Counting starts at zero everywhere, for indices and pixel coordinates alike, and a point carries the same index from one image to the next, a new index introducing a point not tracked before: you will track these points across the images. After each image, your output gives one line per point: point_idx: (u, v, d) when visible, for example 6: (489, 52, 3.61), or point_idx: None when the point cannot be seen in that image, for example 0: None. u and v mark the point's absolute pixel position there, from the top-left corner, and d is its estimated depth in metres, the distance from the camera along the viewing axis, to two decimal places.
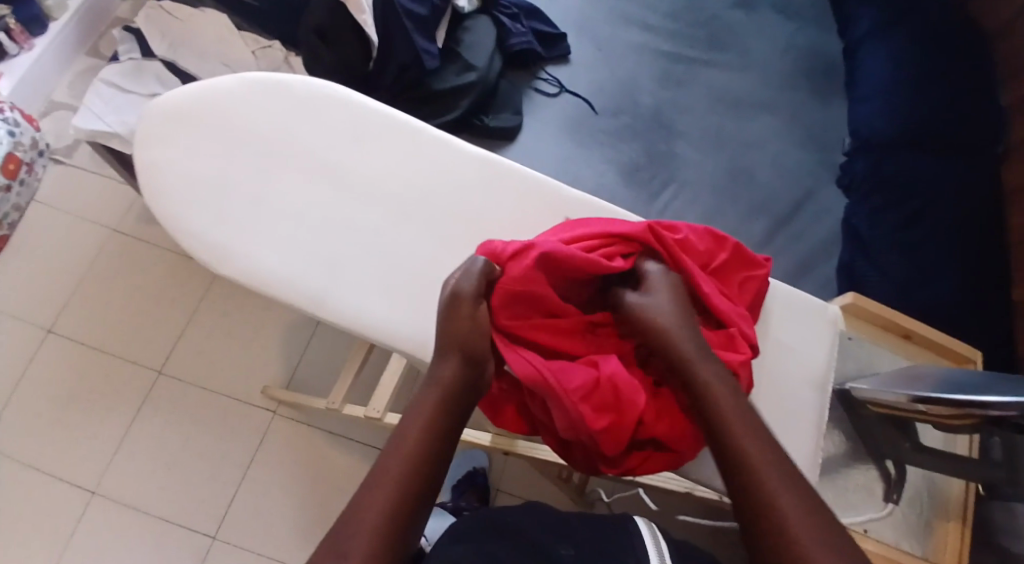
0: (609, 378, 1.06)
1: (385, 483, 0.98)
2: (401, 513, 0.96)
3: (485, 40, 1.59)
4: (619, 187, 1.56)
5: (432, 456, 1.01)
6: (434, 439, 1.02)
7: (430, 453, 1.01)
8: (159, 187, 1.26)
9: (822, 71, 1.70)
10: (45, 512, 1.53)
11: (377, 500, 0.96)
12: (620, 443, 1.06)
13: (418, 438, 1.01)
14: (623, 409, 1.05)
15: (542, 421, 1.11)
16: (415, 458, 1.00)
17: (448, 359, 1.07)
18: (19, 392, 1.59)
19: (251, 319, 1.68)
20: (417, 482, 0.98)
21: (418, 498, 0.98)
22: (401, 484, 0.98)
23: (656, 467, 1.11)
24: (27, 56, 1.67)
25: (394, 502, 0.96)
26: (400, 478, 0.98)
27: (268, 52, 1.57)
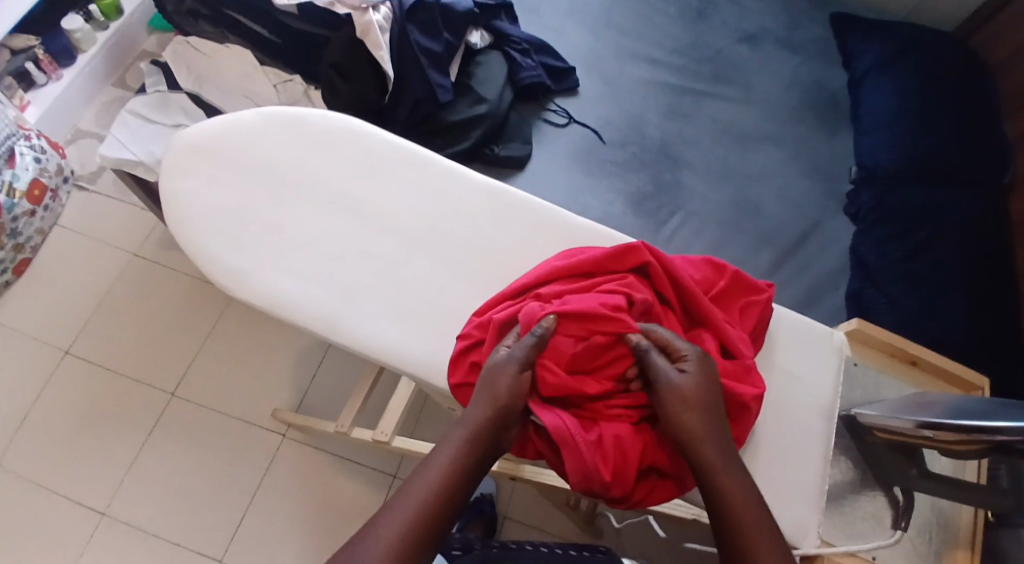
0: (615, 437, 1.11)
1: (390, 527, 1.01)
2: (401, 556, 1.00)
3: (496, 74, 1.63)
4: (626, 216, 1.58)
5: (442, 505, 1.03)
6: (449, 489, 1.04)
7: (441, 501, 1.03)
8: (180, 214, 1.30)
9: (827, 103, 1.73)
10: (56, 532, 1.55)
11: (380, 541, 1.00)
12: (626, 488, 1.12)
13: (431, 484, 1.04)
14: (630, 463, 1.11)
15: (552, 460, 1.14)
16: (424, 506, 1.03)
17: (480, 405, 1.10)
18: (34, 413, 1.62)
19: (263, 344, 1.70)
20: (422, 529, 1.02)
21: (420, 546, 1.01)
22: (405, 529, 1.01)
23: (659, 498, 1.15)
24: (55, 85, 1.73)
25: (410, 531, 1.01)
26: (404, 522, 1.01)
27: (290, 86, 1.62)
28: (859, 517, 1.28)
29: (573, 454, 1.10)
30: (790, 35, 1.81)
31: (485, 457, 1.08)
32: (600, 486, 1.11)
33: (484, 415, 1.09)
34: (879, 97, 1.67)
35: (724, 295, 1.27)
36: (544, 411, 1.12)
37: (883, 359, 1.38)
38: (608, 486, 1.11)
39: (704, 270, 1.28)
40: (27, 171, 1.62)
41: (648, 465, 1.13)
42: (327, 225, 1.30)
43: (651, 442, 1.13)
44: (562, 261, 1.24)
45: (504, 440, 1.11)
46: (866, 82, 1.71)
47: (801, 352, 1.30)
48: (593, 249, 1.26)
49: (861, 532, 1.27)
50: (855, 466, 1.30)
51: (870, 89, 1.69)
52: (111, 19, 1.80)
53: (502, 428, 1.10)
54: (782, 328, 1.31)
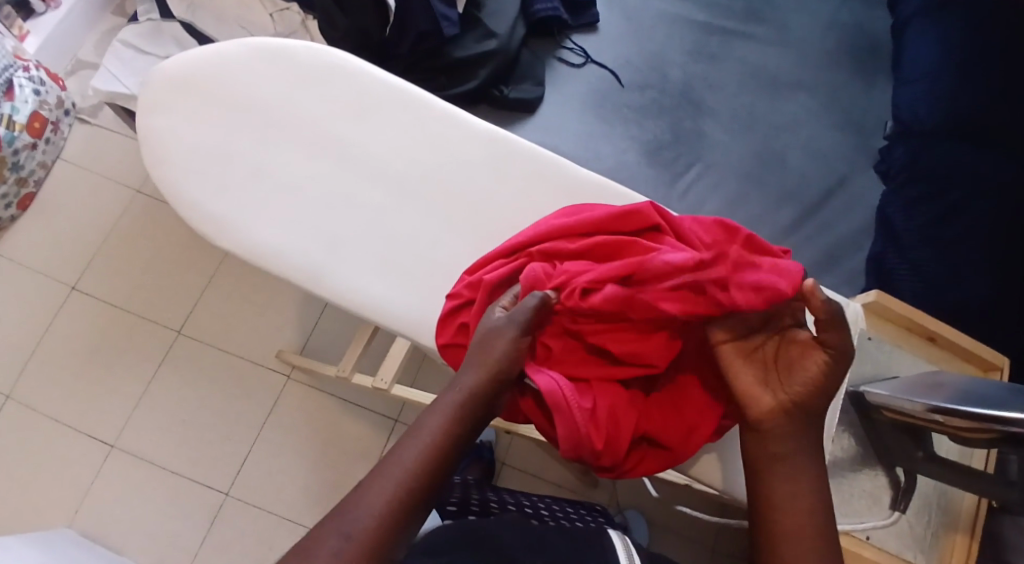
0: (610, 407, 1.06)
1: (379, 491, 0.96)
2: (384, 529, 0.94)
3: (509, 6, 1.53)
4: (640, 167, 1.51)
5: (433, 471, 0.98)
6: (439, 454, 0.99)
7: (431, 467, 0.99)
8: (161, 155, 1.25)
9: (867, 49, 1.60)
10: (67, 463, 1.59)
11: (368, 507, 0.95)
12: (617, 457, 1.06)
13: (421, 449, 0.99)
14: (624, 431, 1.06)
15: (544, 423, 1.09)
16: (414, 473, 0.98)
17: (470, 370, 1.05)
18: (43, 346, 1.64)
19: (267, 285, 1.69)
20: (411, 495, 0.97)
21: (410, 513, 0.96)
22: (394, 495, 0.96)
23: (650, 469, 1.11)
24: (54, 13, 1.68)
25: (392, 506, 0.95)
26: (393, 488, 0.96)
27: (286, 15, 1.53)
28: (856, 494, 1.23)
29: (564, 420, 1.04)
30: None
31: (477, 424, 1.03)
32: (590, 455, 1.05)
33: (475, 382, 1.04)
34: (925, 43, 1.53)
35: None
36: (537, 371, 1.06)
37: (898, 333, 1.31)
38: (598, 456, 1.05)
39: (715, 233, 1.20)
40: (26, 103, 1.59)
41: (639, 432, 1.08)
42: (311, 173, 1.25)
43: (646, 410, 1.08)
44: (563, 220, 1.18)
45: (491, 409, 1.05)
46: (911, 28, 1.57)
47: None
48: (595, 207, 1.20)
49: (858, 510, 1.22)
50: (858, 443, 1.26)
51: (916, 32, 1.56)
52: None
53: (495, 394, 1.04)
54: None
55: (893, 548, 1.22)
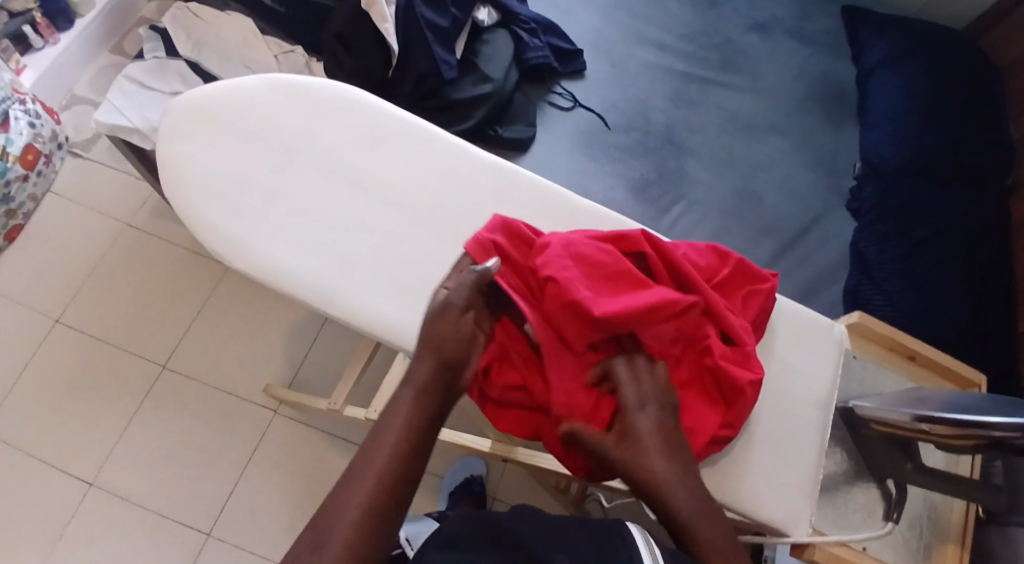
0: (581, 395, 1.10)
1: (361, 487, 0.96)
2: (374, 519, 0.95)
3: (503, 53, 1.61)
4: (628, 202, 1.58)
5: (406, 456, 0.99)
6: (410, 443, 1.00)
7: (405, 456, 0.99)
8: (179, 180, 1.27)
9: (834, 97, 1.73)
10: (42, 501, 1.53)
11: (352, 504, 0.95)
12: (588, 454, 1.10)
13: (394, 441, 1.00)
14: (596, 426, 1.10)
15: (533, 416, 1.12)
16: (388, 462, 0.98)
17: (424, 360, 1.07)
18: (22, 382, 1.60)
19: (256, 318, 1.69)
20: (391, 484, 0.97)
21: (393, 502, 0.97)
22: (374, 485, 0.96)
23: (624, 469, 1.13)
24: (52, 48, 1.71)
25: (375, 494, 0.96)
26: (371, 481, 0.97)
27: (290, 56, 1.58)
28: (851, 508, 1.26)
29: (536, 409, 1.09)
30: (798, 25, 1.80)
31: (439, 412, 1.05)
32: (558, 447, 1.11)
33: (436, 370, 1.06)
34: (889, 91, 1.67)
35: (726, 285, 1.22)
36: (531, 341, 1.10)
37: (882, 353, 1.39)
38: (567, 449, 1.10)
39: (708, 257, 1.22)
40: (21, 135, 1.59)
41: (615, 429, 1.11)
42: (327, 197, 1.27)
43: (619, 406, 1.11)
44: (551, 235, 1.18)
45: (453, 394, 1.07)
46: (874, 76, 1.71)
47: (802, 344, 1.26)
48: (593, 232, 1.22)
49: (854, 523, 1.25)
50: (849, 457, 1.29)
51: (877, 83, 1.69)
52: None
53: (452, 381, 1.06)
54: (783, 319, 1.27)
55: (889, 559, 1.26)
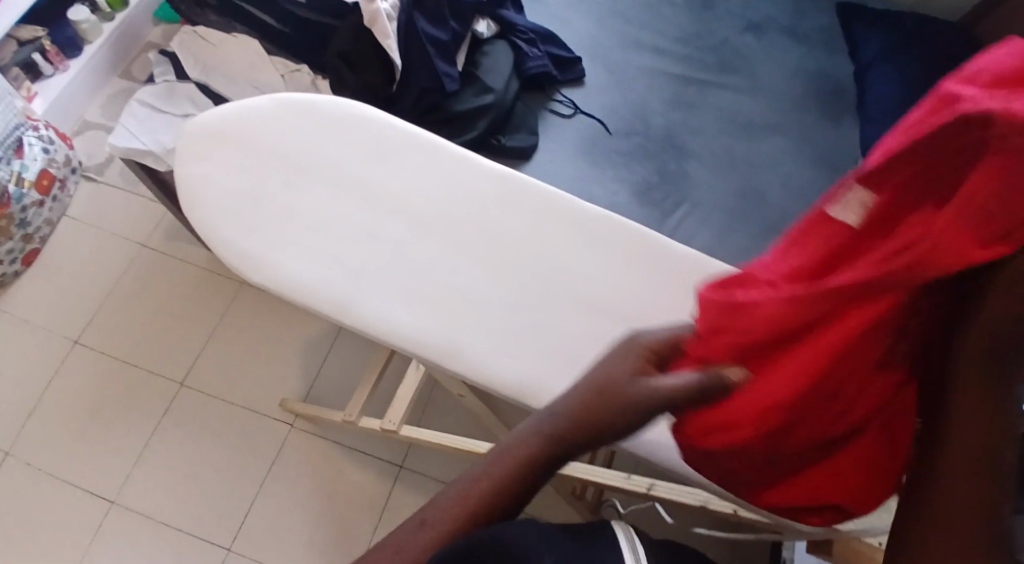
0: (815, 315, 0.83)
1: (456, 501, 0.80)
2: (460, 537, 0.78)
3: (503, 63, 1.64)
4: (631, 206, 1.59)
5: (521, 481, 0.80)
6: (523, 471, 0.80)
7: (506, 485, 0.80)
8: (196, 200, 1.30)
9: (832, 92, 1.74)
10: (65, 520, 1.55)
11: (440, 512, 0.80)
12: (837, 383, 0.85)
13: (500, 466, 0.81)
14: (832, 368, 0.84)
15: (802, 425, 0.87)
16: (498, 487, 0.80)
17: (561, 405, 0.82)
18: (43, 403, 1.63)
19: (271, 334, 1.72)
20: (490, 503, 0.80)
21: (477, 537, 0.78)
22: (475, 503, 0.79)
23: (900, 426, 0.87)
24: (61, 76, 1.74)
25: (472, 510, 0.79)
26: (471, 500, 0.80)
27: (296, 76, 1.60)
28: None
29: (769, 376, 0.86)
30: (795, 25, 1.83)
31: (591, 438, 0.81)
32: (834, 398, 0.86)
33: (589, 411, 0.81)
34: (885, 86, 1.68)
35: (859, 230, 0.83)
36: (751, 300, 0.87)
37: None
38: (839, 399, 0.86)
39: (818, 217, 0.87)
40: (36, 161, 1.63)
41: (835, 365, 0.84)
42: (336, 209, 1.29)
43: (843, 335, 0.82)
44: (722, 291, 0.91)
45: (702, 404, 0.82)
46: (872, 70, 1.72)
47: None
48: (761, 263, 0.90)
49: None
50: None
51: (874, 78, 1.71)
52: (117, 10, 1.82)
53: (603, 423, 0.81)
54: None
55: None
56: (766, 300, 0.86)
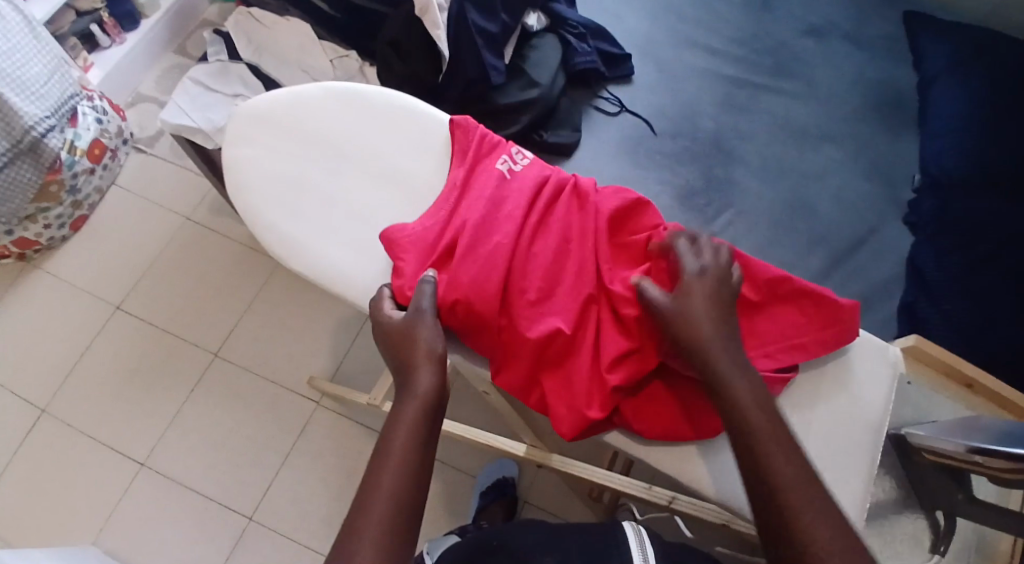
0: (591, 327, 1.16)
1: (376, 502, 0.99)
2: (392, 535, 0.98)
3: (551, 57, 1.62)
4: (674, 211, 1.59)
5: (414, 468, 1.02)
6: (409, 475, 1.02)
7: (405, 489, 1.01)
8: (242, 185, 1.30)
9: (892, 104, 1.67)
10: (96, 478, 1.60)
11: (372, 514, 0.98)
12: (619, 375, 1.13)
13: (392, 476, 1.01)
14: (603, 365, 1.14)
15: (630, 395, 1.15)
16: (399, 477, 1.01)
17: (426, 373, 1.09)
18: (83, 364, 1.68)
19: (302, 311, 1.73)
20: (406, 498, 1.00)
21: (394, 545, 0.97)
22: (392, 500, 1.00)
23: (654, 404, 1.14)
24: (117, 48, 1.80)
25: (390, 514, 0.99)
26: (384, 503, 0.99)
27: (345, 61, 1.63)
28: (896, 534, 1.31)
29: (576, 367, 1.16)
30: (858, 30, 1.75)
31: (442, 415, 1.08)
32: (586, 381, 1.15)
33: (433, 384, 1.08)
34: (948, 101, 1.61)
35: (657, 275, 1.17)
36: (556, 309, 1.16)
37: (938, 378, 1.41)
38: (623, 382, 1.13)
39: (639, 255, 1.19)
40: (88, 130, 1.68)
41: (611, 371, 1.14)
42: (382, 204, 1.29)
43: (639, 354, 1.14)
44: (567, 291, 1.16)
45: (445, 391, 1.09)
46: (937, 84, 1.65)
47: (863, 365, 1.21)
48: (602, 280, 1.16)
49: (900, 552, 1.30)
50: (897, 484, 1.33)
51: (938, 90, 1.64)
52: None
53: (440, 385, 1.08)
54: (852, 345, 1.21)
55: None
56: (473, 272, 1.16)
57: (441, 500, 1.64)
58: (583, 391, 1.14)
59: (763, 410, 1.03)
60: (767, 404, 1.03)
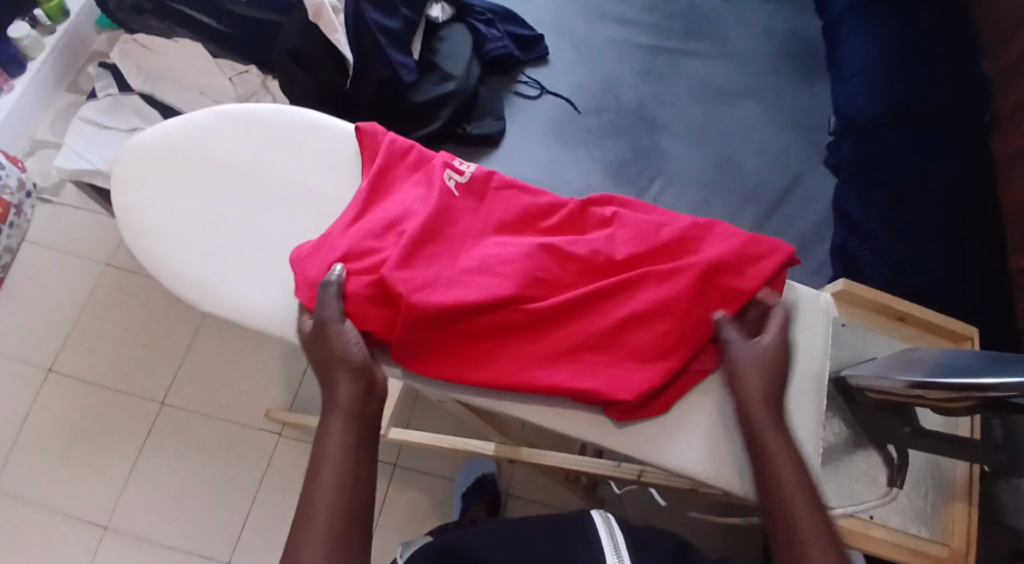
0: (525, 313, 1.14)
1: (316, 518, 0.99)
2: (336, 551, 0.97)
3: (461, 48, 1.58)
4: (607, 186, 1.57)
5: (351, 477, 1.01)
6: (349, 486, 1.01)
7: (345, 501, 1.00)
8: (140, 228, 1.21)
9: (805, 53, 1.72)
10: (61, 549, 1.54)
11: (314, 532, 0.98)
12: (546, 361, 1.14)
13: (327, 492, 1.00)
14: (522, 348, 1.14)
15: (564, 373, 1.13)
16: (336, 488, 1.00)
17: (343, 380, 1.07)
18: (24, 434, 1.59)
19: (249, 343, 1.68)
20: (345, 508, 1.00)
21: (340, 561, 0.97)
22: (332, 513, 0.99)
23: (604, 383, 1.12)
24: (8, 97, 1.69)
25: (332, 530, 0.98)
26: (325, 517, 0.99)
27: (245, 77, 1.56)
28: (855, 477, 1.24)
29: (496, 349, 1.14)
30: None
31: (371, 423, 1.06)
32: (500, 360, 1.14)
33: (355, 393, 1.06)
34: (857, 43, 1.63)
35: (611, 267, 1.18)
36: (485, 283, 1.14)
37: (871, 317, 1.36)
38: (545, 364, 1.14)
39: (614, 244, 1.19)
40: None
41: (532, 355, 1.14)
42: (293, 229, 1.22)
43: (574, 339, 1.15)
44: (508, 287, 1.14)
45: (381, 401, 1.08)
46: (842, 27, 1.68)
47: (801, 321, 1.22)
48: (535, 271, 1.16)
49: (859, 493, 1.23)
50: (849, 426, 1.27)
51: (845, 33, 1.66)
52: (58, 21, 1.74)
53: (370, 386, 1.07)
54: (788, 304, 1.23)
55: (897, 524, 1.25)
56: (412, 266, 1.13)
57: (415, 512, 1.61)
58: (501, 366, 1.13)
59: (791, 455, 1.06)
60: (803, 457, 1.06)
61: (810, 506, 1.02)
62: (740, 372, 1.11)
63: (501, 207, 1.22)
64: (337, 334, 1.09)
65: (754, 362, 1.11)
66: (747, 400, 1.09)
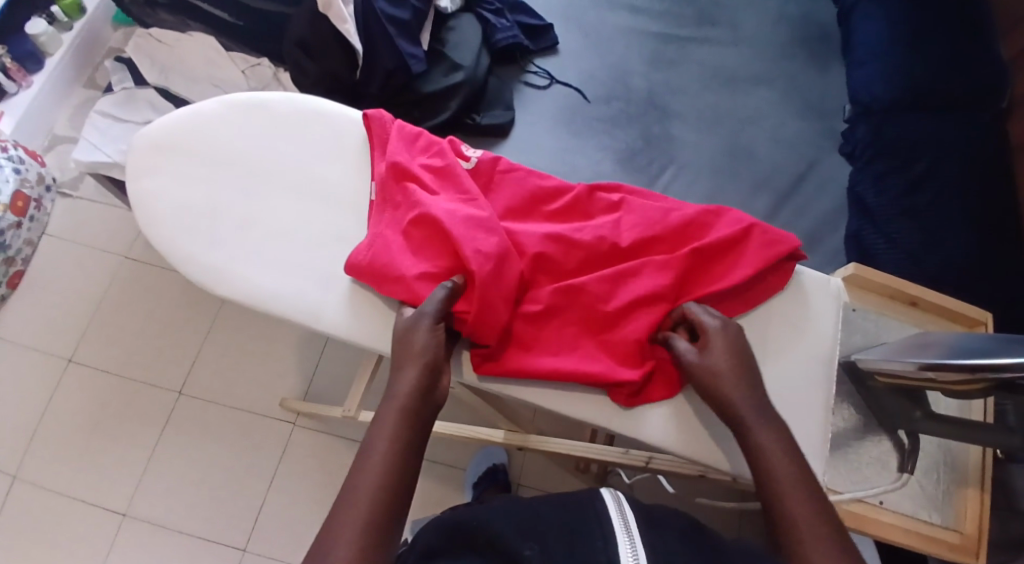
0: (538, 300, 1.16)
1: (357, 506, 0.97)
2: (371, 539, 0.96)
3: (471, 38, 1.59)
4: (617, 174, 1.57)
5: (395, 470, 1.00)
6: (393, 479, 0.99)
7: (388, 493, 0.98)
8: (151, 216, 1.23)
9: (819, 38, 1.70)
10: (82, 536, 1.56)
11: (354, 521, 0.96)
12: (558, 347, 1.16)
13: (373, 484, 0.98)
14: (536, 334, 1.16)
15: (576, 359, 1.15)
16: (380, 479, 0.99)
17: (405, 372, 1.07)
18: (46, 422, 1.63)
19: (264, 333, 1.70)
20: (386, 498, 0.98)
21: (373, 550, 0.95)
22: (372, 503, 0.97)
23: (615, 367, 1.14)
24: (26, 92, 1.72)
25: (372, 519, 0.96)
26: (366, 507, 0.97)
27: (257, 70, 1.58)
28: (865, 462, 1.23)
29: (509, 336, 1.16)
30: None
31: (424, 419, 1.05)
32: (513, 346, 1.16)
33: (414, 385, 1.05)
34: (870, 28, 1.62)
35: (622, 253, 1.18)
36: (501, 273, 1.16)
37: (882, 301, 1.33)
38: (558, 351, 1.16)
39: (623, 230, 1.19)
40: (8, 182, 1.61)
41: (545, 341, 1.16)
42: (300, 215, 1.23)
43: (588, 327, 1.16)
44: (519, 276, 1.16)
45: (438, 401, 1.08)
46: (856, 13, 1.66)
47: (812, 306, 1.22)
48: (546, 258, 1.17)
49: (868, 477, 1.22)
50: (858, 412, 1.25)
51: (859, 18, 1.65)
52: (74, 18, 1.78)
53: (434, 381, 1.07)
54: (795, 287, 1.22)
55: (908, 509, 1.23)
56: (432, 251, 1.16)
57: (428, 501, 1.62)
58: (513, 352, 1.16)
59: (787, 454, 1.03)
60: (799, 456, 1.03)
61: (812, 501, 0.99)
62: (716, 375, 1.09)
63: (509, 192, 1.23)
64: (416, 326, 1.09)
65: (711, 374, 1.09)
66: (723, 400, 1.08)
